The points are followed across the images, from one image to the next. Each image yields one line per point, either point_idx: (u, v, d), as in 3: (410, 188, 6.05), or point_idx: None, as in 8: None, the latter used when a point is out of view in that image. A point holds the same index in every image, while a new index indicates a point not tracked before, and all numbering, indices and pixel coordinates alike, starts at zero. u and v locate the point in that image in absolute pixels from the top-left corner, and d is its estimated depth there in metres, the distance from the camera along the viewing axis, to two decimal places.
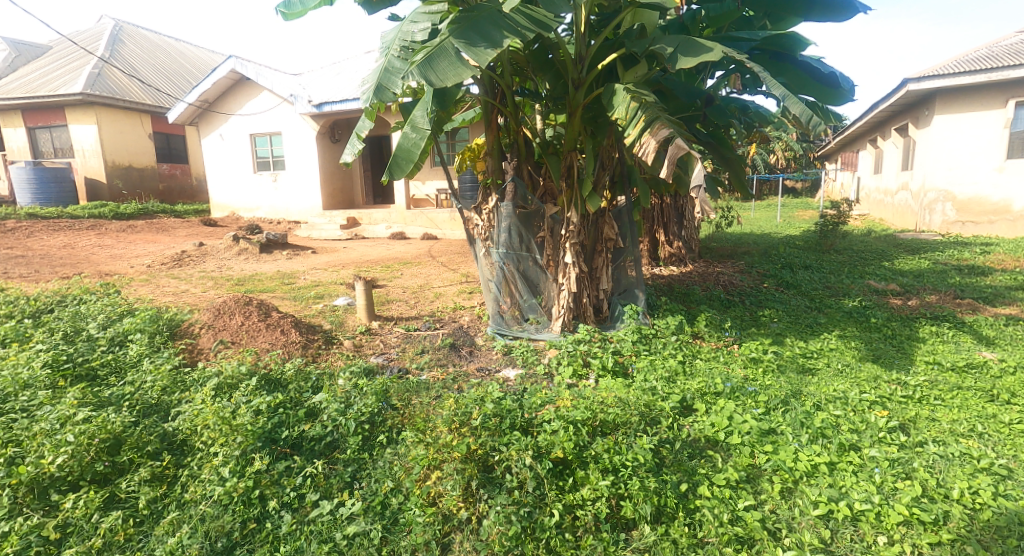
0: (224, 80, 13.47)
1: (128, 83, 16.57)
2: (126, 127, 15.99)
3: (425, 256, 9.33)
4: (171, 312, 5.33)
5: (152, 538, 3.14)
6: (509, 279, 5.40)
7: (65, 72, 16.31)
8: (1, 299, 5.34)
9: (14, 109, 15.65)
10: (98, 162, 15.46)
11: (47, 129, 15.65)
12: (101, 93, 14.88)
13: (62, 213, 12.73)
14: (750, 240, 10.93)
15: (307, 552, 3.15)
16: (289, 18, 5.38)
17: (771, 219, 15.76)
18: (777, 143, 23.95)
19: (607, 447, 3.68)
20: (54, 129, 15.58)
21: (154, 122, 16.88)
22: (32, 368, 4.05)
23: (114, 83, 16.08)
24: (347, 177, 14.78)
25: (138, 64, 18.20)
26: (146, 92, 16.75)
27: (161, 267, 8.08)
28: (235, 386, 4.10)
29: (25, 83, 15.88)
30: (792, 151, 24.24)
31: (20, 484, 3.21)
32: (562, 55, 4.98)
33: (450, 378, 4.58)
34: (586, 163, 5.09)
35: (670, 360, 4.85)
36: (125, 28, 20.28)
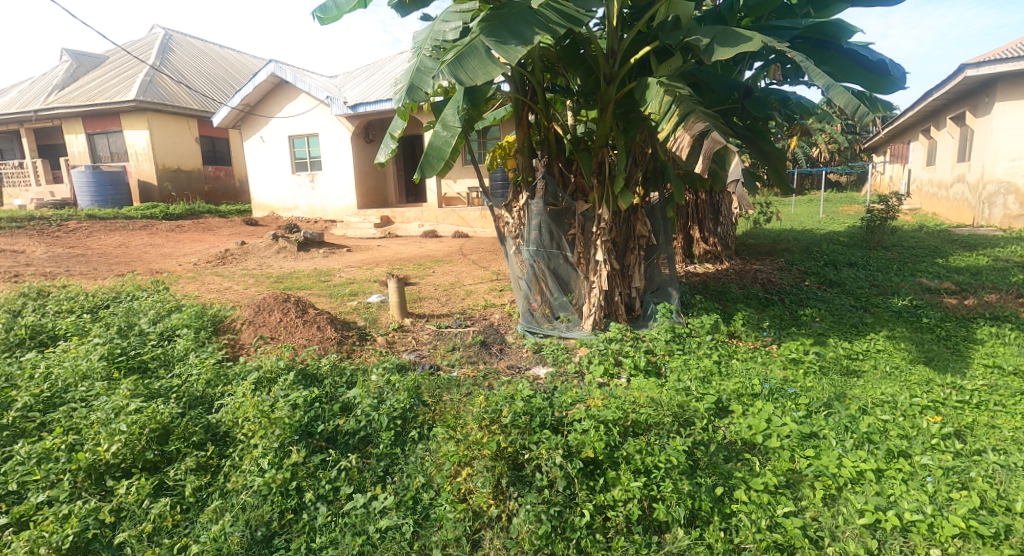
0: (265, 84, 13.92)
1: (178, 90, 17.35)
2: (175, 131, 16.76)
3: (458, 254, 9.42)
4: (215, 309, 5.56)
5: (197, 524, 3.28)
6: (540, 277, 5.38)
7: (121, 81, 17.20)
8: (62, 295, 5.69)
9: (76, 117, 16.61)
10: (153, 166, 16.25)
11: (104, 134, 16.57)
12: (152, 99, 15.66)
13: (118, 214, 13.45)
14: (792, 237, 10.56)
15: (341, 544, 3.23)
16: (324, 22, 5.50)
17: (814, 214, 15.18)
18: (821, 136, 23.08)
19: (639, 448, 3.63)
20: (111, 134, 16.48)
21: (200, 126, 17.60)
22: (90, 360, 4.29)
23: (165, 90, 16.87)
24: (380, 176, 15.06)
25: (188, 71, 19.04)
26: (194, 98, 17.50)
27: (207, 265, 8.43)
28: (273, 380, 4.23)
29: (86, 91, 16.85)
30: (837, 144, 23.31)
31: (79, 469, 3.41)
32: (594, 50, 4.93)
33: (480, 375, 4.61)
34: (618, 159, 5.03)
35: (705, 360, 4.75)
36: (175, 37, 21.25)
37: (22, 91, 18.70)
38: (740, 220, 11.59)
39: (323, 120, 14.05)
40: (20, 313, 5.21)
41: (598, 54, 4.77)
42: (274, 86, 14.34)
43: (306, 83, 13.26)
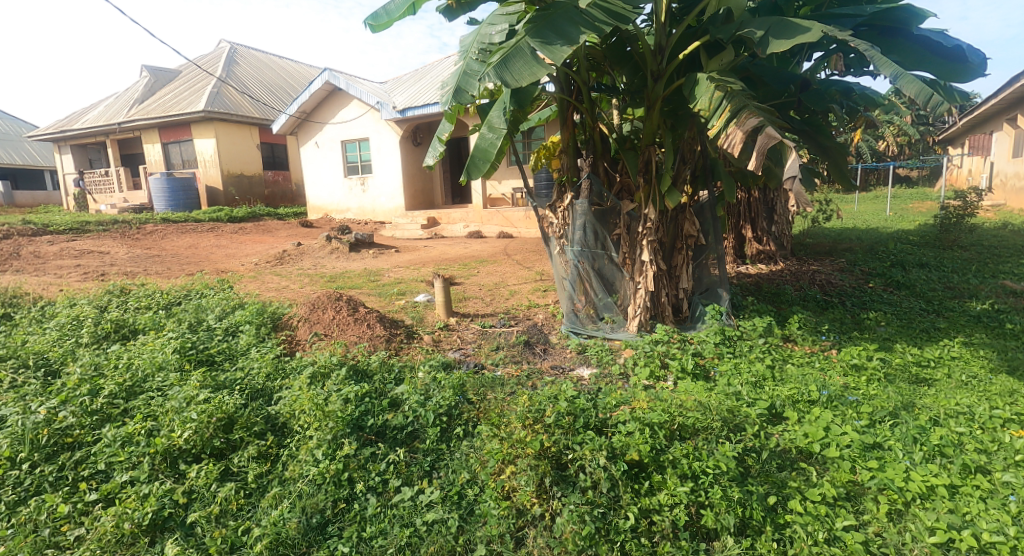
0: (320, 91, 14.55)
1: (241, 100, 18.40)
2: (238, 139, 17.76)
3: (503, 254, 9.49)
4: (274, 306, 5.89)
5: (259, 509, 3.49)
6: (584, 278, 5.35)
7: (192, 93, 18.41)
8: (140, 292, 6.17)
9: (152, 127, 17.90)
10: (220, 172, 17.26)
11: (176, 144, 17.82)
12: (218, 109, 16.70)
13: (188, 217, 14.37)
14: (855, 236, 10.00)
15: (390, 534, 3.35)
16: (376, 30, 5.66)
17: (880, 212, 14.27)
18: (888, 128, 21.71)
19: (686, 452, 3.56)
20: (183, 143, 17.69)
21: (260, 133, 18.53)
22: (165, 352, 4.62)
23: (230, 100, 17.94)
24: (426, 178, 15.36)
25: (251, 82, 20.14)
26: (255, 107, 18.50)
27: (268, 265, 8.89)
28: (327, 375, 4.41)
29: (162, 104, 18.15)
30: (907, 136, 21.83)
31: (157, 453, 3.68)
32: (641, 47, 4.85)
33: (524, 375, 4.65)
34: (666, 157, 4.94)
35: (757, 365, 4.58)
36: (240, 50, 22.52)
37: (110, 104, 20.27)
38: (799, 219, 11.07)
39: (374, 125, 14.50)
40: (105, 309, 5.69)
41: (645, 50, 4.70)
42: (330, 92, 14.92)
43: (359, 89, 13.72)
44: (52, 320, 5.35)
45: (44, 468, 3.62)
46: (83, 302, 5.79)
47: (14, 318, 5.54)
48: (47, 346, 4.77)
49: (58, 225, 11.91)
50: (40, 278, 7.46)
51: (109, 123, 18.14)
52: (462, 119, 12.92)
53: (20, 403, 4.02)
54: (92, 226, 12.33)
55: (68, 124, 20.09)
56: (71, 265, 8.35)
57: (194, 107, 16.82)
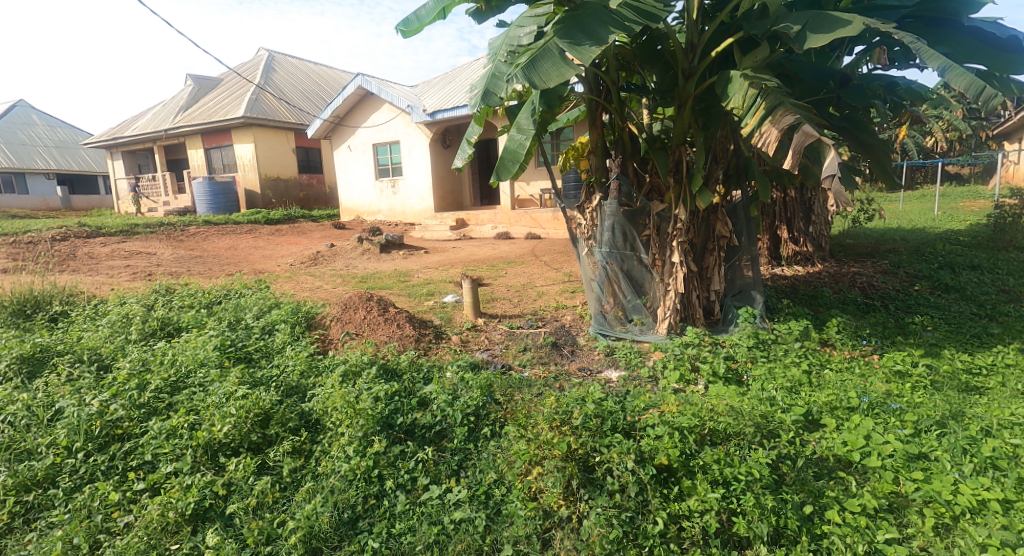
0: (353, 95, 14.89)
1: (278, 106, 19.02)
2: (276, 143, 18.33)
3: (531, 255, 9.48)
4: (309, 305, 6.05)
5: (293, 502, 3.59)
6: (612, 279, 5.30)
7: (233, 100, 19.11)
8: (184, 291, 6.45)
9: (196, 133, 18.67)
10: (258, 176, 17.80)
11: (218, 149, 18.57)
12: (257, 115, 17.32)
13: (228, 219, 14.92)
14: (900, 236, 9.60)
15: (419, 532, 3.40)
16: (407, 35, 5.74)
17: (927, 211, 13.61)
18: (938, 123, 20.68)
19: (717, 458, 3.49)
20: (224, 148, 18.41)
21: (297, 138, 19.09)
22: (207, 349, 4.80)
23: (268, 106, 18.56)
24: (455, 180, 15.49)
25: (288, 88, 20.79)
26: (292, 112, 19.09)
27: (302, 266, 9.15)
28: (358, 373, 4.51)
29: (206, 110, 18.92)
30: (959, 132, 20.73)
31: (199, 446, 3.84)
32: (672, 45, 4.80)
33: (551, 377, 4.64)
34: (697, 156, 4.87)
35: (793, 370, 4.44)
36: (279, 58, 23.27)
37: (160, 111, 21.18)
38: (839, 219, 10.68)
39: (405, 128, 14.71)
40: (152, 307, 5.98)
41: (676, 48, 4.64)
42: (361, 97, 15.21)
43: (390, 93, 13.98)
44: (104, 317, 5.64)
45: (97, 458, 3.83)
46: (133, 301, 6.08)
47: (70, 316, 5.86)
48: (100, 342, 5.04)
49: (111, 228, 12.55)
50: (94, 277, 7.88)
51: (158, 130, 18.99)
52: (490, 121, 12.99)
53: (75, 396, 4.24)
54: (141, 228, 12.95)
55: (121, 131, 21.10)
56: (121, 266, 8.78)
57: (237, 113, 17.44)
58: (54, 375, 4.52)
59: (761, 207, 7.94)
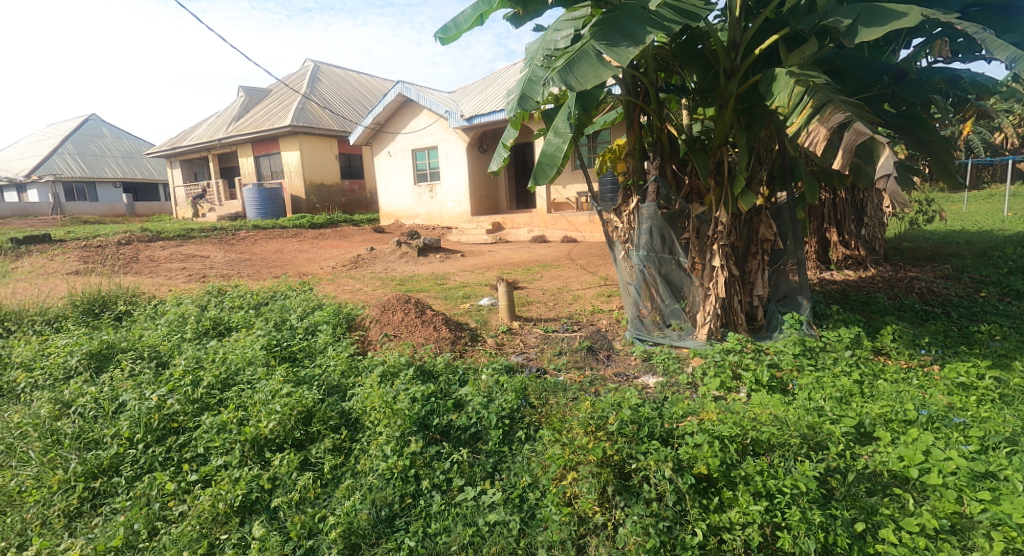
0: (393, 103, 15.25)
1: (322, 114, 19.73)
2: (320, 150, 19.02)
3: (567, 259, 9.42)
4: (350, 307, 6.23)
5: (333, 499, 3.69)
6: (650, 283, 5.21)
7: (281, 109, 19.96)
8: (234, 293, 6.77)
9: (247, 142, 19.59)
10: (303, 181, 18.54)
11: (267, 157, 19.47)
12: (303, 123, 18.03)
13: (275, 224, 15.56)
14: (966, 238, 9.00)
15: (453, 532, 3.43)
16: (446, 42, 5.83)
17: (997, 212, 12.70)
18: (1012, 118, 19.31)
19: (760, 469, 3.36)
20: (272, 156, 19.28)
21: (339, 145, 19.71)
22: (254, 348, 5.01)
23: (313, 115, 19.29)
24: (492, 184, 15.61)
25: (332, 97, 21.53)
26: (335, 120, 19.76)
27: (345, 269, 9.43)
28: (396, 374, 4.61)
29: (256, 120, 19.82)
30: None
31: (246, 441, 4.00)
32: (713, 44, 4.72)
33: (587, 381, 4.60)
34: (739, 158, 4.76)
35: (843, 379, 4.23)
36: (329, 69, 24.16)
37: (216, 122, 22.23)
38: (898, 221, 10.13)
39: (442, 134, 14.98)
40: (205, 307, 6.30)
41: (717, 47, 4.56)
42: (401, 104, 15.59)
43: (428, 99, 14.24)
44: (163, 317, 5.98)
45: (155, 449, 4.03)
46: (188, 302, 6.42)
47: (133, 315, 6.25)
48: (159, 340, 5.34)
49: (170, 233, 13.27)
50: (154, 279, 8.38)
51: (213, 139, 20.02)
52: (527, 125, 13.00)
53: (136, 390, 4.50)
54: (196, 233, 13.68)
55: (181, 141, 22.34)
56: (178, 269, 9.27)
57: (284, 122, 18.21)
58: (118, 370, 4.82)
59: (808, 209, 7.62)
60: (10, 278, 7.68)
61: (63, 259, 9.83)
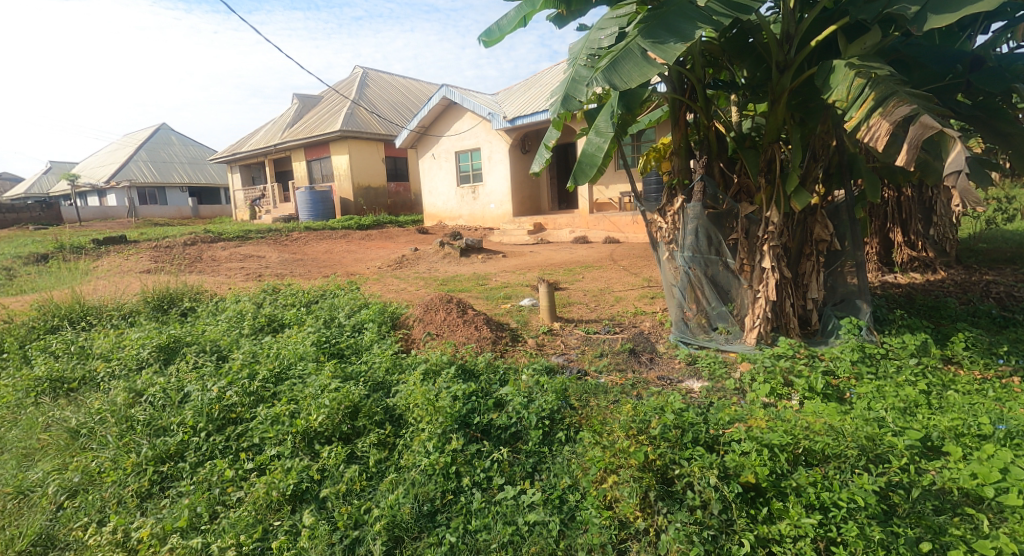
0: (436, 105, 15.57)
1: (371, 118, 20.36)
2: (368, 154, 19.64)
3: (609, 259, 9.30)
4: (394, 307, 6.39)
5: (378, 491, 3.78)
6: (695, 285, 5.08)
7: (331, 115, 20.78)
8: (287, 291, 7.08)
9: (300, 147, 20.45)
10: (352, 185, 19.19)
11: (317, 161, 20.28)
12: (352, 128, 18.69)
13: (328, 226, 16.17)
14: None
15: (493, 530, 3.45)
16: (490, 44, 5.88)
17: None
18: None
19: (813, 480, 3.20)
20: (323, 160, 20.05)
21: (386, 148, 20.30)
22: (305, 344, 5.22)
23: (362, 119, 19.95)
24: (535, 186, 15.60)
25: (379, 102, 22.18)
26: (382, 125, 20.38)
27: (390, 269, 9.69)
28: (438, 372, 4.69)
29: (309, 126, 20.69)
30: None
31: (297, 433, 4.14)
32: (765, 38, 4.61)
33: (629, 384, 4.53)
34: (792, 155, 4.65)
35: (908, 389, 3.96)
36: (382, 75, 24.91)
37: (272, 129, 23.25)
38: (975, 220, 9.39)
39: (485, 136, 15.08)
40: (260, 305, 6.64)
41: (770, 40, 4.45)
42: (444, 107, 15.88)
43: (472, 101, 14.44)
44: (223, 313, 6.35)
45: (215, 438, 4.23)
46: (245, 299, 6.78)
47: (196, 311, 6.66)
48: (219, 335, 5.67)
49: (229, 234, 13.99)
50: (215, 277, 8.89)
51: (269, 145, 21.04)
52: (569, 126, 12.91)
53: (200, 381, 4.76)
54: (253, 234, 14.38)
55: (242, 147, 23.55)
56: (237, 269, 9.74)
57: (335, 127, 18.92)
58: (183, 362, 5.14)
59: (869, 208, 7.19)
60: (92, 276, 8.33)
61: (136, 259, 10.55)
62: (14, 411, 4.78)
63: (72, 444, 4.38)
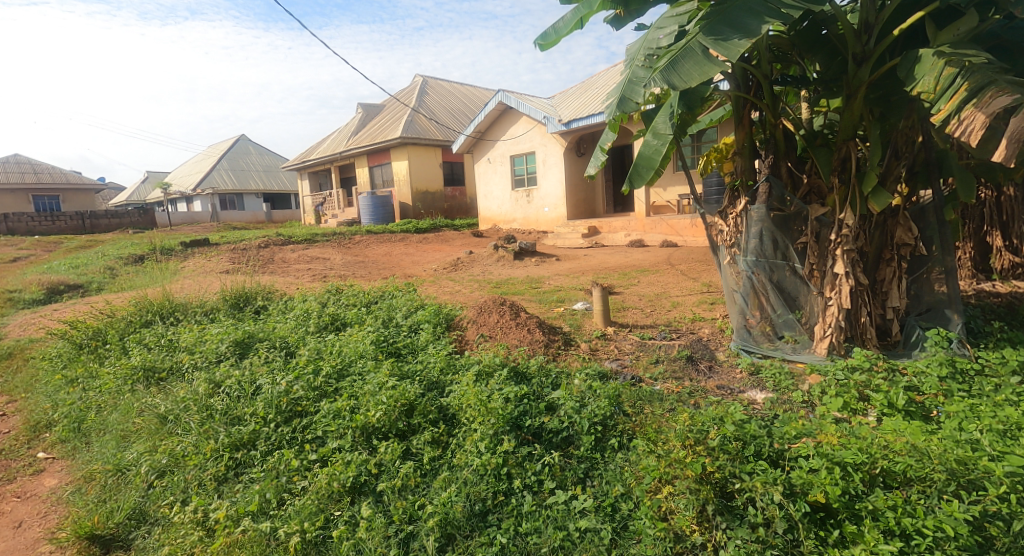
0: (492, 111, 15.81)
1: (429, 125, 20.91)
2: (426, 159, 20.18)
3: (666, 264, 9.05)
4: (449, 308, 6.54)
5: (432, 489, 3.83)
6: (759, 291, 4.87)
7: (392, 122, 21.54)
8: (349, 292, 7.41)
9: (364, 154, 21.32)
10: (410, 190, 19.76)
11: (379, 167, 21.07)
12: (412, 134, 19.29)
13: (393, 229, 16.74)
14: None
15: (544, 534, 3.43)
16: (546, 48, 5.89)
17: None
18: None
19: (893, 504, 2.96)
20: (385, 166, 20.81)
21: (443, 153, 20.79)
22: (365, 342, 5.44)
23: (421, 126, 20.52)
24: (589, 188, 15.45)
25: (437, 109, 22.74)
26: (440, 131, 20.89)
27: (445, 271, 9.90)
28: (491, 374, 4.73)
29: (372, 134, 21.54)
30: None
31: (357, 427, 4.29)
32: (840, 28, 4.36)
33: (686, 392, 4.39)
34: (870, 153, 4.36)
35: (1008, 410, 3.57)
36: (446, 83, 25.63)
37: (337, 138, 24.37)
38: None
39: (540, 140, 15.08)
40: (325, 304, 6.98)
41: (846, 30, 4.19)
42: (500, 112, 16.03)
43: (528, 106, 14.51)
44: (292, 312, 6.74)
45: (283, 429, 4.46)
46: (312, 299, 7.14)
47: (268, 309, 7.11)
48: (288, 332, 6.02)
49: (299, 238, 14.79)
50: (285, 278, 9.43)
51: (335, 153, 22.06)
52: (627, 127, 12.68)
53: (270, 375, 5.07)
54: (319, 238, 15.11)
55: (310, 155, 24.82)
56: (304, 269, 10.40)
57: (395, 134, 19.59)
58: (256, 357, 5.49)
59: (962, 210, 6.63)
60: (180, 275, 9.05)
61: (218, 261, 11.37)
62: (114, 397, 5.31)
63: (161, 428, 4.76)
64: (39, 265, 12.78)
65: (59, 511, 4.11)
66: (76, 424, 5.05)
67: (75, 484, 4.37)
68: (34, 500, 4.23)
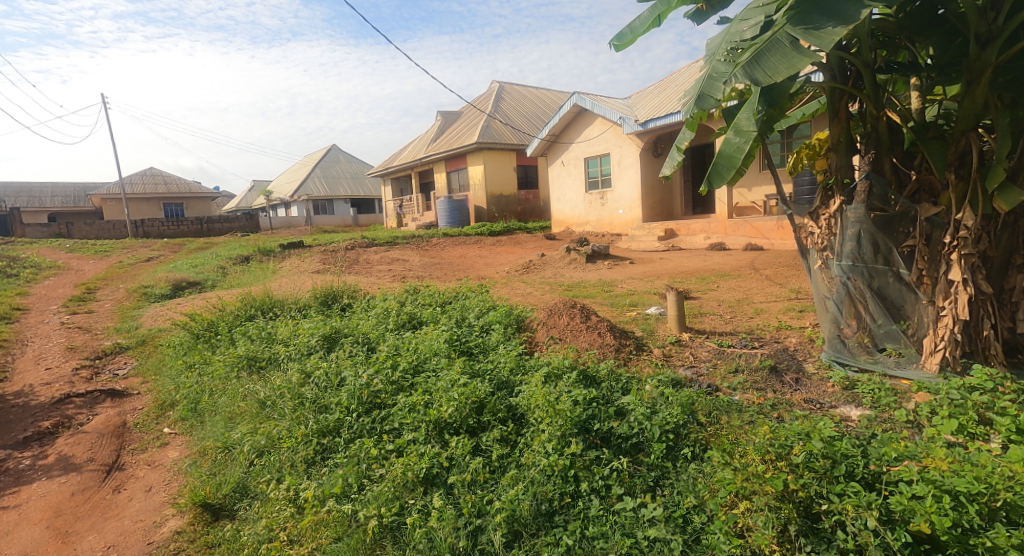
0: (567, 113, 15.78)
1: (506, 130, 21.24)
2: (501, 163, 20.52)
3: (749, 267, 8.56)
4: (520, 310, 6.64)
5: (500, 485, 3.89)
6: (856, 299, 4.49)
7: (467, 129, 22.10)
8: (425, 292, 7.74)
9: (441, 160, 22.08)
10: (484, 193, 20.18)
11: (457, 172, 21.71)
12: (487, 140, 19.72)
13: (473, 232, 17.18)
14: None
15: (611, 539, 3.35)
16: (620, 48, 5.78)
17: None
18: None
19: (1018, 543, 2.57)
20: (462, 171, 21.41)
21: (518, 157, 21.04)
22: (439, 341, 5.67)
23: (498, 132, 20.91)
24: (664, 188, 14.95)
25: (513, 114, 23.06)
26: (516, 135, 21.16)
27: (518, 273, 10.04)
28: (560, 376, 4.75)
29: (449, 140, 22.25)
30: None
31: (430, 421, 4.47)
32: (960, 7, 3.92)
33: (768, 404, 4.14)
34: (997, 145, 3.87)
35: None
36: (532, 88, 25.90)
37: (416, 146, 25.50)
38: None
39: (615, 141, 14.80)
40: (404, 302, 7.34)
41: (967, 9, 3.76)
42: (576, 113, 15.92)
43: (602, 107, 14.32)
44: (374, 310, 7.16)
45: (363, 420, 4.74)
46: (392, 298, 7.52)
47: (352, 307, 7.60)
48: (370, 328, 6.42)
49: (382, 241, 15.61)
50: (369, 278, 10.02)
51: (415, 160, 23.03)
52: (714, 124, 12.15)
53: (353, 368, 5.42)
54: (401, 241, 15.86)
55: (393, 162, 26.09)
56: (390, 270, 10.97)
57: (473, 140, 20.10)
58: (341, 350, 5.91)
59: None
60: (279, 274, 9.90)
61: (311, 261, 12.28)
62: (224, 381, 5.91)
63: (260, 412, 5.25)
64: (166, 264, 14.48)
65: (179, 479, 4.68)
66: (193, 405, 5.70)
67: (192, 457, 4.95)
68: (160, 469, 4.85)
